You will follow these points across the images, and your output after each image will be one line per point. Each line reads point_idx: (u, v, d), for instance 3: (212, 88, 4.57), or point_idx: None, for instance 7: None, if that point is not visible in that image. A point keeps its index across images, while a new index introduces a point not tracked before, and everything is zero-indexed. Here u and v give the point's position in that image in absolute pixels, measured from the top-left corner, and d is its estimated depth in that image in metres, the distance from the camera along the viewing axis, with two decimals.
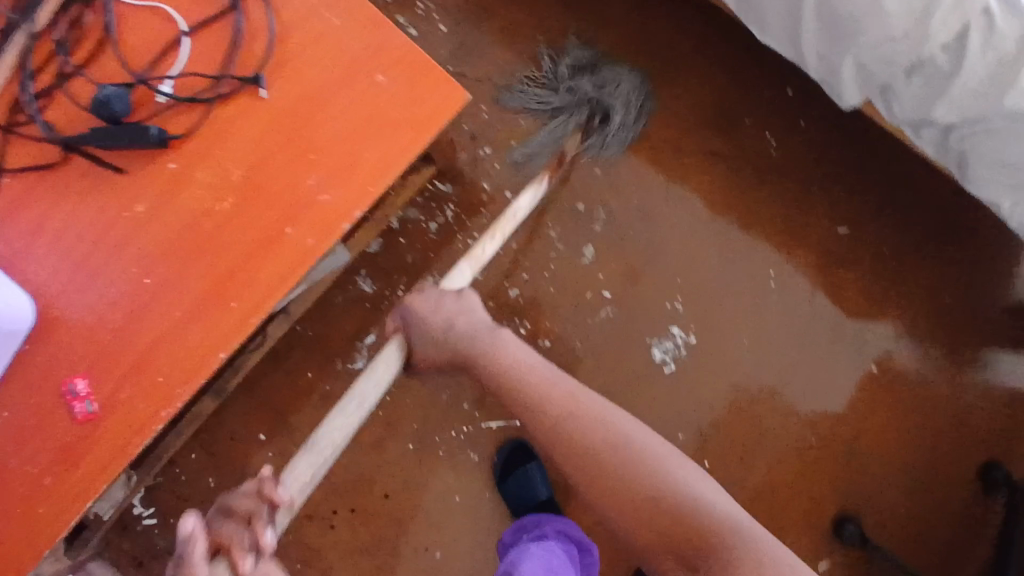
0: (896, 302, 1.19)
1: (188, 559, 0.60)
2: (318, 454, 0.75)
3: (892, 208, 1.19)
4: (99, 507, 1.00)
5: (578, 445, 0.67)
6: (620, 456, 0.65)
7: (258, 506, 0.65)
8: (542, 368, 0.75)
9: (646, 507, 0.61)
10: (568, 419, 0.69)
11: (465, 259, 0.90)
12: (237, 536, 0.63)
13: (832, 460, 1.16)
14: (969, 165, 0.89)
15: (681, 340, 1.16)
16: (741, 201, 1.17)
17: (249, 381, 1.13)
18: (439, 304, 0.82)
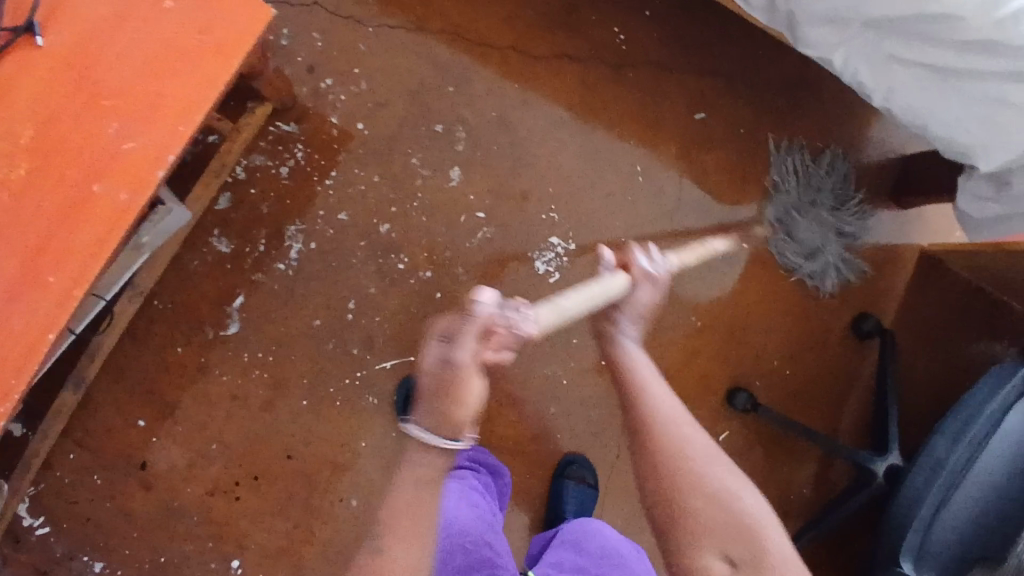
0: (760, 179, 1.23)
1: (465, 326, 0.56)
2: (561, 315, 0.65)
3: (744, 85, 1.21)
4: None
5: (686, 472, 0.60)
6: (711, 477, 0.60)
7: (511, 335, 0.58)
8: (649, 364, 0.69)
9: (726, 520, 0.58)
10: (683, 450, 0.62)
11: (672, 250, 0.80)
12: (501, 338, 0.58)
13: (716, 335, 1.22)
14: (800, 24, 0.88)
15: (563, 248, 1.16)
16: (600, 100, 1.16)
17: (116, 366, 1.06)
18: (644, 295, 0.71)
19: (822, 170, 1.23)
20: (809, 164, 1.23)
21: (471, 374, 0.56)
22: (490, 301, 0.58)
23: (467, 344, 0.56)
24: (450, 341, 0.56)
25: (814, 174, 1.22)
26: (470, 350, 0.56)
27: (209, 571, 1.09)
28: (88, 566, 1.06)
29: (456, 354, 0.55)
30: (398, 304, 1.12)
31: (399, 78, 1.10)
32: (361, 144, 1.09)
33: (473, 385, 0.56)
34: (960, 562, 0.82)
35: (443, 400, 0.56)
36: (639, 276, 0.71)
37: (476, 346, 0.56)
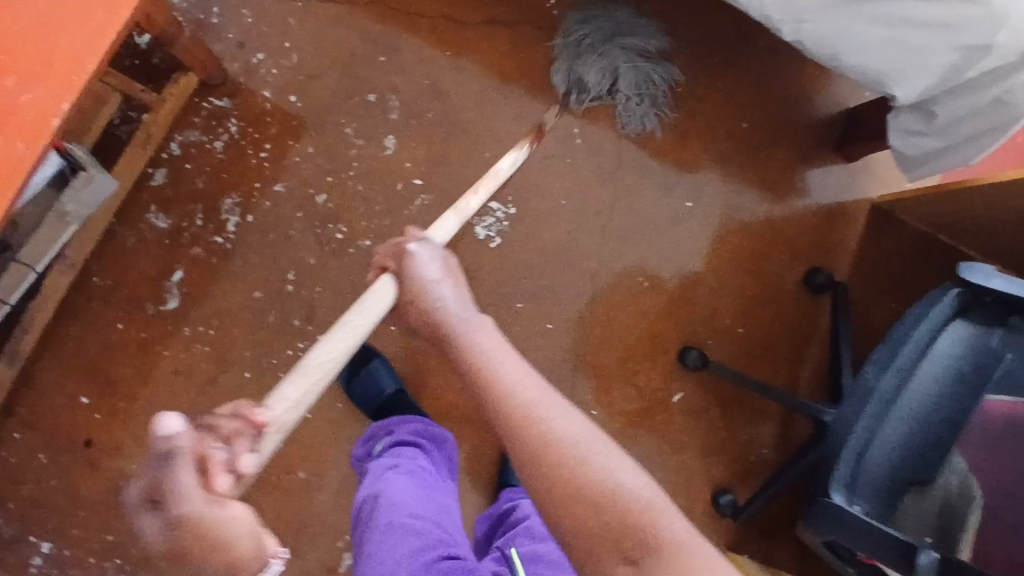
0: (701, 135, 1.23)
1: (173, 468, 0.46)
2: (313, 375, 0.65)
3: (678, 44, 1.22)
4: None
5: (561, 479, 0.54)
6: (578, 462, 0.54)
7: (238, 429, 0.54)
8: (491, 344, 0.65)
9: (608, 520, 0.51)
10: (543, 438, 0.56)
11: (450, 212, 0.80)
12: (226, 456, 0.51)
13: (662, 296, 1.21)
14: None
15: (501, 212, 1.16)
16: (532, 64, 1.17)
17: (57, 346, 1.07)
18: (430, 266, 0.72)
19: (633, 45, 1.18)
20: (626, 36, 1.17)
21: (220, 519, 0.47)
22: (179, 432, 0.47)
23: (189, 495, 0.47)
24: (167, 501, 0.46)
25: (623, 48, 1.17)
26: (198, 488, 0.47)
27: None
28: (38, 546, 1.07)
29: (181, 508, 0.46)
30: (338, 275, 1.12)
31: (330, 51, 1.12)
32: (295, 117, 1.11)
33: (234, 523, 0.49)
34: (891, 487, 0.80)
35: (203, 558, 0.48)
36: (405, 258, 0.72)
37: (197, 485, 0.47)
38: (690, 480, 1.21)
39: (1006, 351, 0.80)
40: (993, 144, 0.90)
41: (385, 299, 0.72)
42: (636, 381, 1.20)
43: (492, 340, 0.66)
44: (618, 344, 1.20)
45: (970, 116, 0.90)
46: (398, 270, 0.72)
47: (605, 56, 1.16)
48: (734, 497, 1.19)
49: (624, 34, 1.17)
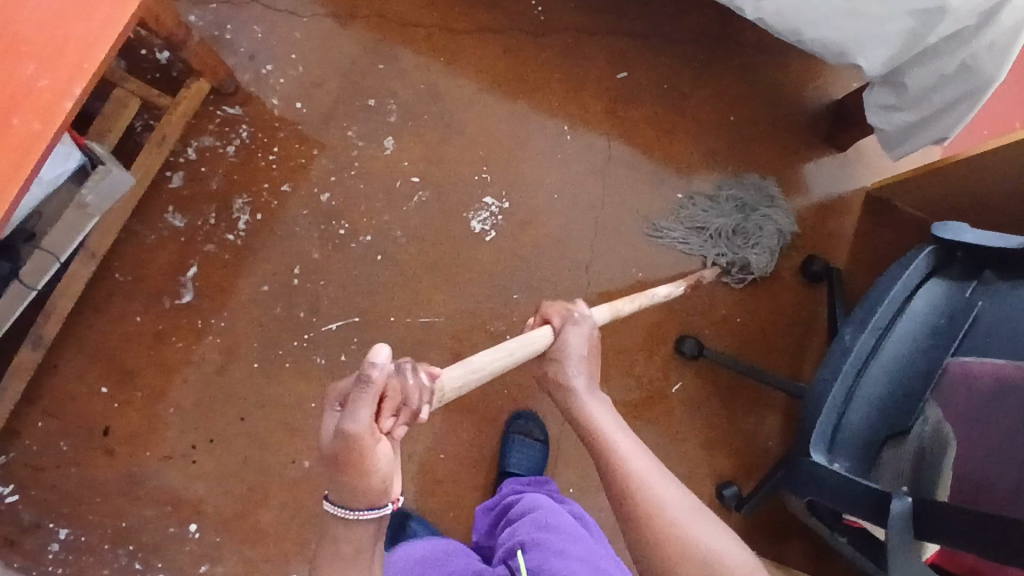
0: (689, 129, 1.27)
1: (362, 386, 0.53)
2: (475, 373, 0.63)
3: (663, 44, 1.28)
4: None
5: (676, 560, 0.57)
6: (700, 553, 0.57)
7: (423, 390, 0.57)
8: (618, 426, 0.69)
9: None
10: (668, 527, 0.59)
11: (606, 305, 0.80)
12: (397, 404, 0.56)
13: (659, 286, 1.22)
14: None
15: (496, 206, 1.21)
16: (523, 68, 1.25)
17: (79, 338, 1.14)
18: (580, 340, 0.72)
19: (762, 213, 1.22)
20: (750, 198, 1.24)
21: (370, 447, 0.54)
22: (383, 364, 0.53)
23: (360, 417, 0.53)
24: (346, 412, 0.53)
25: (744, 210, 1.23)
26: (367, 417, 0.53)
27: (168, 534, 1.13)
28: (55, 531, 1.12)
29: (350, 424, 0.53)
30: (341, 268, 1.18)
31: (333, 61, 1.21)
32: (301, 121, 1.19)
33: (377, 454, 0.55)
34: (870, 444, 0.80)
35: (348, 473, 0.55)
36: (567, 325, 0.72)
37: (370, 414, 0.53)
38: (694, 473, 1.19)
39: (978, 300, 0.80)
40: (971, 112, 0.93)
41: (537, 345, 0.70)
42: (635, 371, 1.21)
43: (618, 426, 0.69)
44: (614, 335, 1.21)
45: (940, 84, 0.93)
46: (558, 332, 0.72)
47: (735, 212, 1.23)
48: (738, 490, 1.16)
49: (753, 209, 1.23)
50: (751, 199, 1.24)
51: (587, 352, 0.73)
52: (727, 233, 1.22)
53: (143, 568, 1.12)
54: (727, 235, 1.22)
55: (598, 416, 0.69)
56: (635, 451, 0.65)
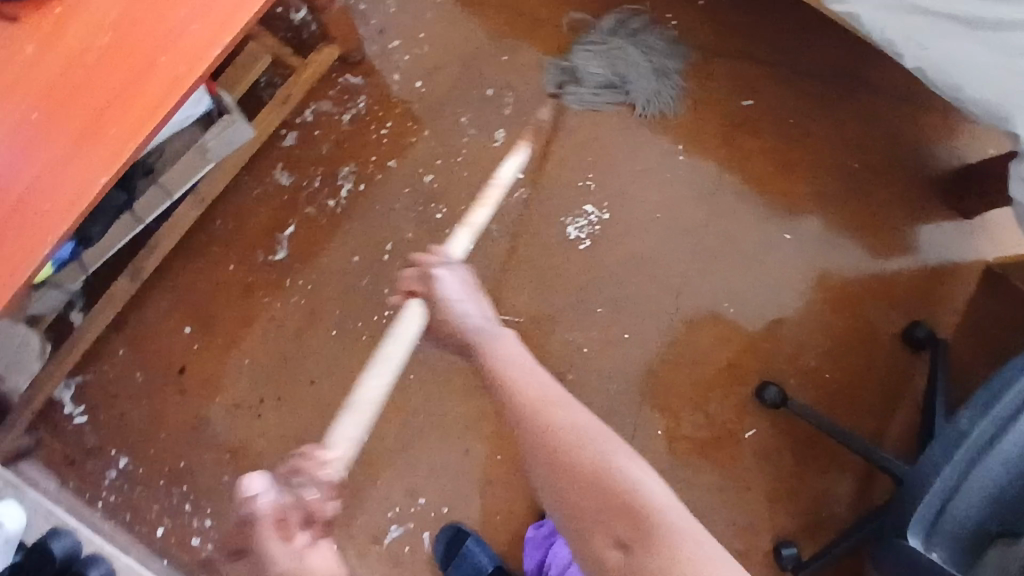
0: (808, 168, 1.22)
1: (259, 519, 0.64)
2: (363, 410, 0.78)
3: (795, 74, 1.23)
4: (16, 380, 1.05)
5: (558, 459, 0.63)
6: (590, 459, 0.63)
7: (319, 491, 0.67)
8: (519, 352, 0.76)
9: (602, 493, 0.61)
10: (554, 427, 0.65)
11: (462, 228, 0.88)
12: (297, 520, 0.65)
13: (748, 325, 1.18)
14: None
15: (595, 216, 1.18)
16: (645, 79, 1.21)
17: (169, 276, 1.17)
18: (453, 285, 0.80)
19: (633, 24, 1.22)
20: (631, 27, 1.22)
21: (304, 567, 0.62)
22: (264, 489, 0.65)
23: (272, 546, 0.63)
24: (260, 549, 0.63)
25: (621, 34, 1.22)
26: (277, 542, 0.63)
27: (223, 482, 1.16)
28: (116, 459, 1.17)
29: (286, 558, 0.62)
30: (431, 252, 1.18)
31: (458, 46, 1.20)
32: (417, 100, 1.19)
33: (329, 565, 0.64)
34: (977, 533, 0.75)
35: None
36: (433, 282, 0.80)
37: (279, 540, 0.63)
38: (753, 525, 1.13)
39: None
40: None
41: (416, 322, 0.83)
42: (708, 409, 1.16)
43: (522, 353, 0.76)
44: (693, 368, 1.17)
45: None
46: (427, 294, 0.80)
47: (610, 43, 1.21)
48: (798, 551, 1.10)
49: (629, 31, 1.22)
50: (626, 26, 1.22)
51: (466, 294, 0.80)
52: (594, 66, 1.20)
53: (194, 509, 1.16)
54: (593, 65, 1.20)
55: (502, 354, 0.74)
56: (536, 377, 0.72)
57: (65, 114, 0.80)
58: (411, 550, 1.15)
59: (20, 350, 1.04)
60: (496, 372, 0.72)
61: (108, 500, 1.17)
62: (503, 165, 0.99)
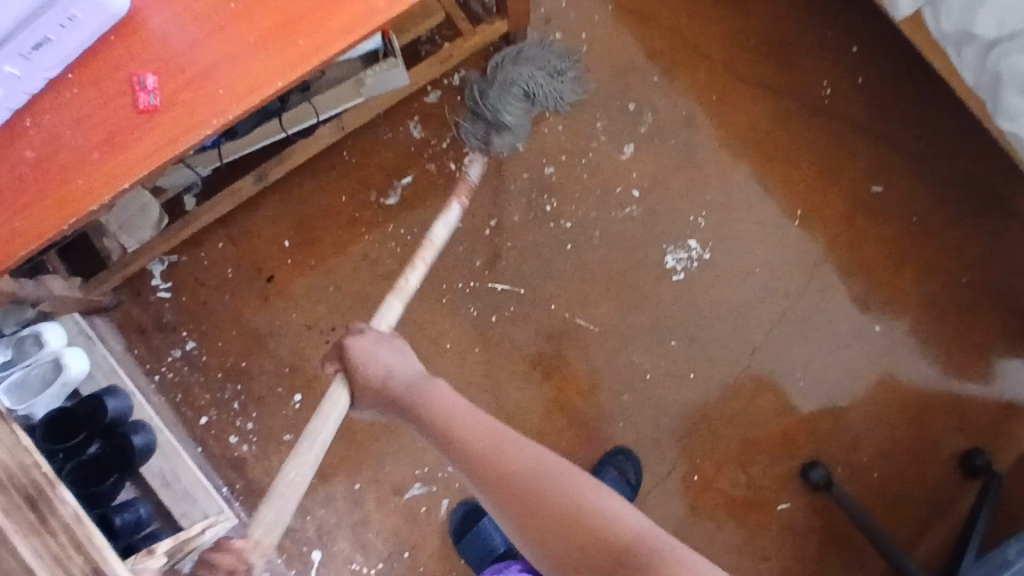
0: (919, 269, 1.19)
1: None
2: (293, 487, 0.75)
3: (936, 174, 1.19)
4: (124, 241, 1.10)
5: (531, 502, 0.73)
6: (563, 495, 0.73)
7: None
8: (465, 403, 0.85)
9: (580, 526, 0.70)
10: (523, 472, 0.76)
11: (392, 294, 0.93)
12: None
13: (812, 402, 1.18)
14: (1001, 90, 0.89)
15: (696, 253, 1.19)
16: (783, 139, 1.21)
17: (284, 189, 1.22)
18: (374, 348, 0.87)
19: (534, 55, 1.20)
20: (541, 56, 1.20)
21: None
22: None
23: None
24: None
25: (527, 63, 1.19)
26: None
27: (275, 393, 1.21)
28: (184, 341, 1.22)
29: None
30: (530, 239, 1.21)
31: (616, 55, 1.23)
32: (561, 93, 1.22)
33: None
34: None
35: None
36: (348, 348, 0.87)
37: None
38: None
39: None
40: None
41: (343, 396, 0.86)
42: (750, 471, 1.16)
43: (467, 404, 0.85)
44: (747, 426, 1.17)
45: None
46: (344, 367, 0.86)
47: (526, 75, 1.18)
48: None
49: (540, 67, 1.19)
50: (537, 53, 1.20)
51: (384, 352, 0.87)
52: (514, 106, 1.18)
53: (241, 409, 1.21)
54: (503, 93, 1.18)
55: (449, 406, 0.84)
56: (484, 431, 0.81)
57: (262, 12, 0.84)
58: (426, 511, 1.19)
59: (139, 214, 1.10)
60: (450, 425, 0.81)
61: (165, 377, 1.22)
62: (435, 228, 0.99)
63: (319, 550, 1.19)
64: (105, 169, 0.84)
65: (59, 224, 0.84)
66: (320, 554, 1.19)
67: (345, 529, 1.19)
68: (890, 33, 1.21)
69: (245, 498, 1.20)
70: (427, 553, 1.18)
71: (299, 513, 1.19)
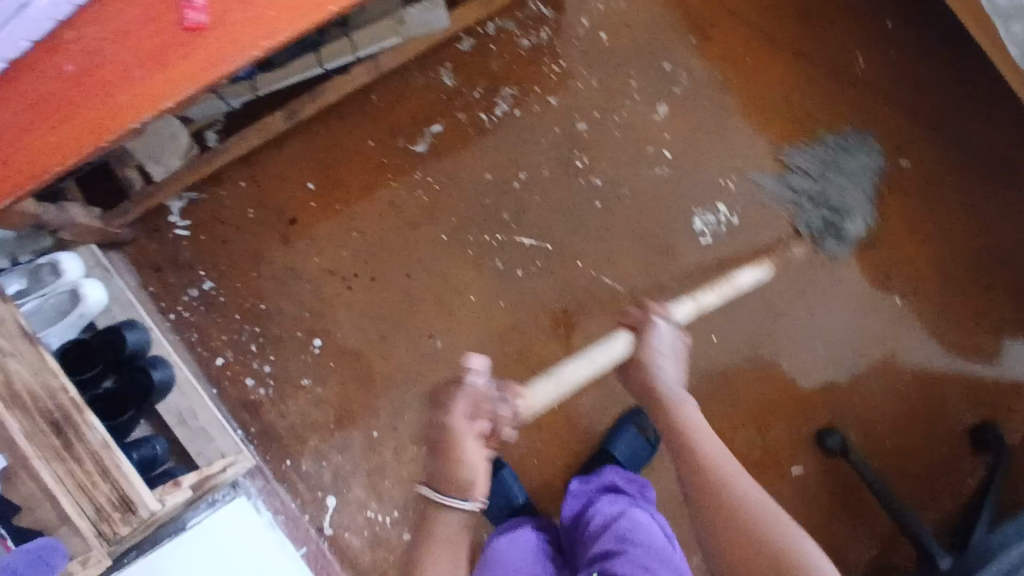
0: (942, 244, 1.20)
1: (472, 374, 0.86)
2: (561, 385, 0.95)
3: (964, 150, 1.20)
4: (153, 168, 1.08)
5: (729, 524, 0.69)
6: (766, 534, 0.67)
7: (505, 414, 0.86)
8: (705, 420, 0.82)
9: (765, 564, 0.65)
10: (733, 494, 0.71)
11: (689, 299, 1.06)
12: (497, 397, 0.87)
13: (829, 370, 1.19)
14: None
15: (725, 217, 1.19)
16: (816, 108, 1.21)
17: (311, 131, 1.20)
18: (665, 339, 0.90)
19: (842, 145, 1.20)
20: (840, 145, 1.20)
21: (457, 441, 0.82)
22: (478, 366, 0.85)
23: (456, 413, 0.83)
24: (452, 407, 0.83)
25: (843, 156, 1.20)
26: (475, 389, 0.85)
27: (294, 338, 1.20)
28: (202, 281, 1.20)
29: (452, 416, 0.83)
30: (559, 195, 1.20)
31: (654, 12, 1.21)
32: (597, 49, 1.21)
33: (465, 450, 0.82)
34: None
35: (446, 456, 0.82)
36: (648, 326, 0.92)
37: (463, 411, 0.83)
38: None
39: None
40: None
41: (620, 348, 0.94)
42: (765, 433, 1.18)
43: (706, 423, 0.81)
44: (764, 390, 1.19)
45: None
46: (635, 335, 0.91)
47: (840, 172, 1.19)
48: None
49: (840, 155, 1.19)
50: (846, 146, 1.20)
51: (668, 348, 0.91)
52: (843, 199, 1.18)
53: (258, 353, 1.20)
54: (812, 185, 1.19)
55: (689, 414, 0.82)
56: (716, 443, 0.78)
57: None
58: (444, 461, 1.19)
59: (167, 141, 1.07)
60: (679, 431, 0.80)
61: (180, 316, 1.20)
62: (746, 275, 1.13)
63: (333, 496, 1.19)
64: (150, 87, 0.82)
65: (101, 140, 0.83)
66: (334, 499, 1.19)
67: (361, 477, 1.19)
68: (927, 8, 1.21)
69: (260, 442, 1.19)
70: None
71: (315, 458, 1.19)
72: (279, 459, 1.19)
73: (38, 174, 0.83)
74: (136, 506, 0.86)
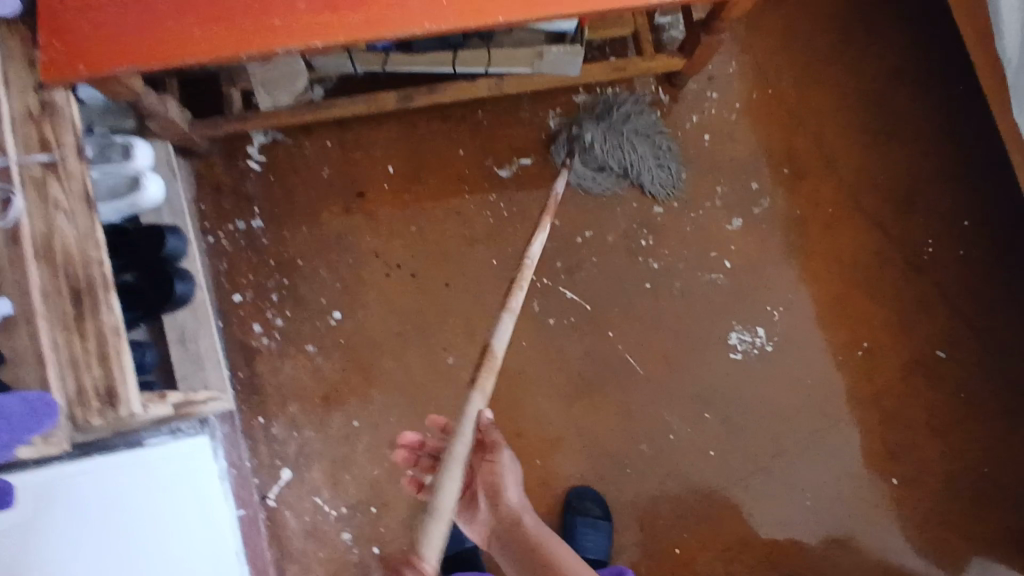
0: (951, 444, 1.21)
1: None
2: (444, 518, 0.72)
3: (996, 364, 1.24)
4: (261, 98, 1.11)
5: None
6: None
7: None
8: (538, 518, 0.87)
9: None
10: None
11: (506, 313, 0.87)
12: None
13: (809, 527, 1.18)
14: None
15: (760, 341, 1.21)
16: (874, 275, 1.25)
17: (411, 121, 1.24)
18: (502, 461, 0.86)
19: (655, 134, 1.22)
20: (640, 118, 1.21)
21: None
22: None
23: None
24: None
25: (644, 122, 1.22)
26: None
27: (316, 302, 1.19)
28: (253, 217, 1.20)
29: None
30: (614, 264, 1.22)
31: (758, 136, 1.27)
32: (696, 148, 1.26)
33: None
34: None
35: None
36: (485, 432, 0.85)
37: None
38: None
39: None
40: None
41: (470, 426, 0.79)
42: (729, 564, 1.16)
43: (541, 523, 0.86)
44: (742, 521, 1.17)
45: None
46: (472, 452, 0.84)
47: (644, 152, 1.20)
48: None
49: (654, 143, 1.21)
50: (637, 112, 1.22)
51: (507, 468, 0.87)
52: (610, 154, 1.19)
53: (277, 304, 1.18)
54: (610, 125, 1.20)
55: (525, 515, 0.87)
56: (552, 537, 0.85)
57: None
58: None
59: (285, 79, 1.10)
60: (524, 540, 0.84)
61: (218, 241, 1.19)
62: (534, 238, 1.00)
63: (290, 470, 1.15)
64: (306, 21, 0.86)
65: (239, 50, 0.85)
66: (290, 473, 1.15)
67: (325, 460, 1.15)
68: (1002, 223, 1.28)
69: (243, 389, 1.16)
70: (393, 518, 1.14)
71: (288, 426, 1.16)
72: (253, 414, 1.16)
73: (169, 59, 0.85)
74: (118, 402, 0.82)
